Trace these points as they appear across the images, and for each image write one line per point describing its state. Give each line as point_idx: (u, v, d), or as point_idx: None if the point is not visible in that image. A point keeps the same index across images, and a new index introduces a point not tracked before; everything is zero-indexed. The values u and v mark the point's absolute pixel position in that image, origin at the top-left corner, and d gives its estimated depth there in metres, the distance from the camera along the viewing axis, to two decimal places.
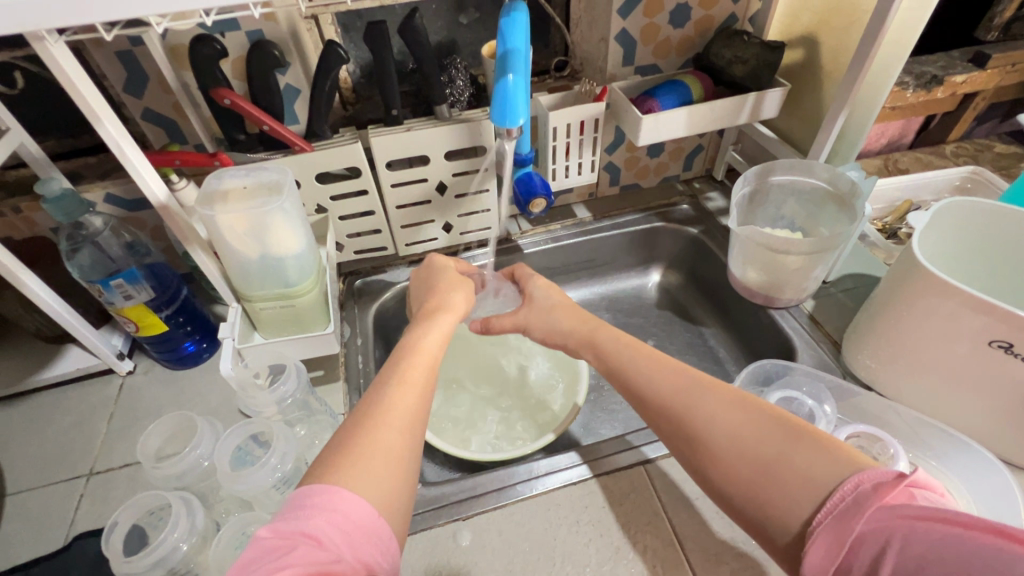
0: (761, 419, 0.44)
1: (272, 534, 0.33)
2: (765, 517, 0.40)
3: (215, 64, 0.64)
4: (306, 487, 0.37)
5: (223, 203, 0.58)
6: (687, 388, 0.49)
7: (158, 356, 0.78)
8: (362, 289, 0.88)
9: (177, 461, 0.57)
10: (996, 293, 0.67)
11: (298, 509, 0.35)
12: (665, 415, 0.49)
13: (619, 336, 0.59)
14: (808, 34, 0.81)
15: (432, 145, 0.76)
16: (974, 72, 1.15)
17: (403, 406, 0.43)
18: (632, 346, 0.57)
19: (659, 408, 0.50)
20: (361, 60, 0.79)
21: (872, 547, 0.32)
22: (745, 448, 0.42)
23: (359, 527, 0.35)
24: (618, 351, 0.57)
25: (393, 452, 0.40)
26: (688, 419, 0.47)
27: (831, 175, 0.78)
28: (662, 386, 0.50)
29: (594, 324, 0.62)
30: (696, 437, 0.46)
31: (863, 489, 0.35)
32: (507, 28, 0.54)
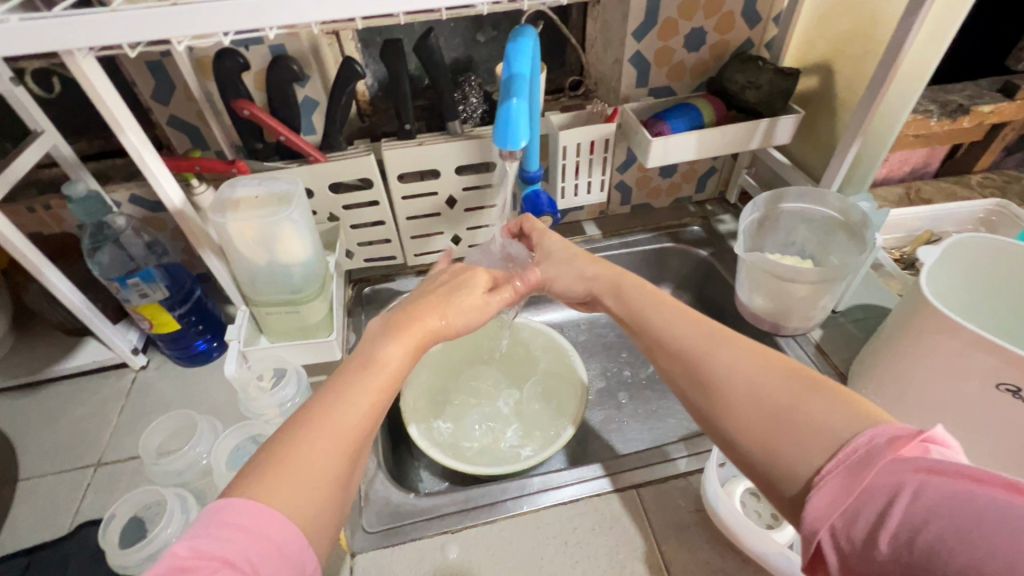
0: (781, 370, 0.43)
1: (190, 556, 0.33)
2: (774, 465, 0.39)
3: (237, 76, 0.67)
4: (222, 501, 0.36)
5: (234, 210, 0.60)
6: (705, 337, 0.49)
7: (170, 353, 0.80)
8: (370, 297, 0.90)
9: (177, 458, 0.59)
10: (1011, 335, 0.65)
11: (224, 528, 0.34)
12: (680, 361, 0.49)
13: (642, 292, 0.58)
14: (823, 62, 0.81)
15: (443, 160, 0.77)
16: (1002, 103, 1.13)
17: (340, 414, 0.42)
18: (655, 297, 0.56)
19: (676, 356, 0.49)
20: (378, 74, 0.82)
21: (880, 497, 0.31)
22: (761, 397, 0.42)
23: (280, 550, 0.35)
24: (640, 307, 0.57)
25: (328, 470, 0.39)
26: (705, 365, 0.46)
27: (843, 205, 0.77)
28: (680, 333, 0.50)
29: (622, 278, 0.61)
30: (711, 383, 0.45)
31: (877, 442, 0.34)
32: (513, 52, 0.56)
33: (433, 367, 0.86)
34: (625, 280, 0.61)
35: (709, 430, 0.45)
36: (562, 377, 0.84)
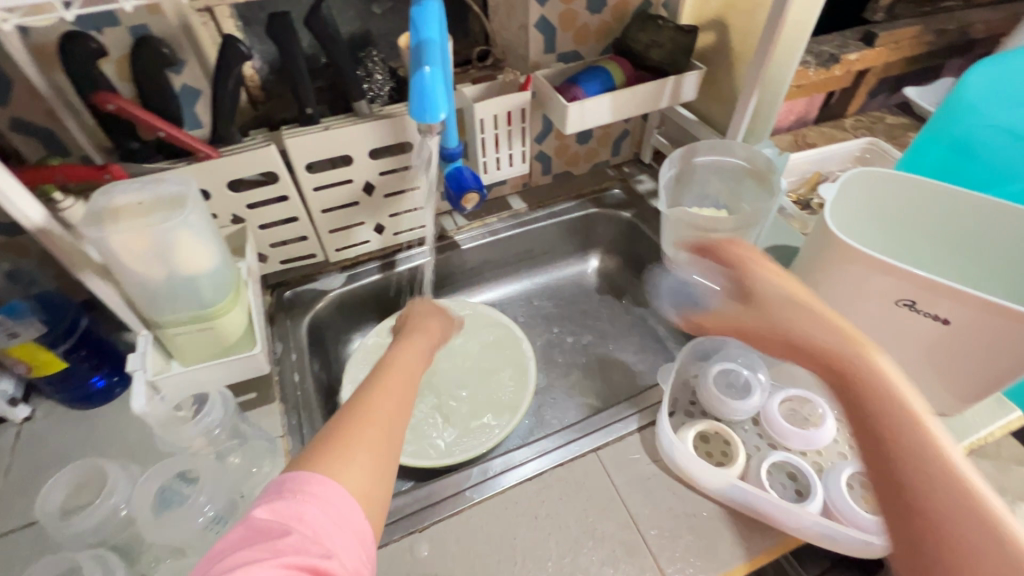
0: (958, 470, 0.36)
1: (267, 519, 0.35)
2: None
3: (93, 65, 0.58)
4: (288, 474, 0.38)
5: (114, 221, 0.52)
6: (883, 402, 0.39)
7: (60, 397, 0.69)
8: (293, 301, 0.83)
9: (86, 516, 0.50)
10: (908, 259, 0.72)
11: (298, 496, 0.36)
12: (880, 430, 0.39)
13: (788, 321, 0.46)
14: (718, 18, 0.84)
15: (354, 144, 0.72)
16: (865, 51, 1.25)
17: (380, 404, 0.45)
18: (818, 330, 0.44)
19: (871, 423, 0.39)
20: (267, 54, 0.72)
21: None
22: (951, 505, 0.35)
23: (340, 516, 0.37)
24: (814, 334, 0.44)
25: (373, 441, 0.42)
26: (920, 467, 0.36)
27: (749, 153, 0.82)
28: (878, 385, 0.40)
29: (801, 300, 0.48)
30: (910, 491, 0.36)
31: None
32: (418, 18, 0.52)
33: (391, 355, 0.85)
34: (786, 301, 0.48)
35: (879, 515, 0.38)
36: (497, 345, 0.87)
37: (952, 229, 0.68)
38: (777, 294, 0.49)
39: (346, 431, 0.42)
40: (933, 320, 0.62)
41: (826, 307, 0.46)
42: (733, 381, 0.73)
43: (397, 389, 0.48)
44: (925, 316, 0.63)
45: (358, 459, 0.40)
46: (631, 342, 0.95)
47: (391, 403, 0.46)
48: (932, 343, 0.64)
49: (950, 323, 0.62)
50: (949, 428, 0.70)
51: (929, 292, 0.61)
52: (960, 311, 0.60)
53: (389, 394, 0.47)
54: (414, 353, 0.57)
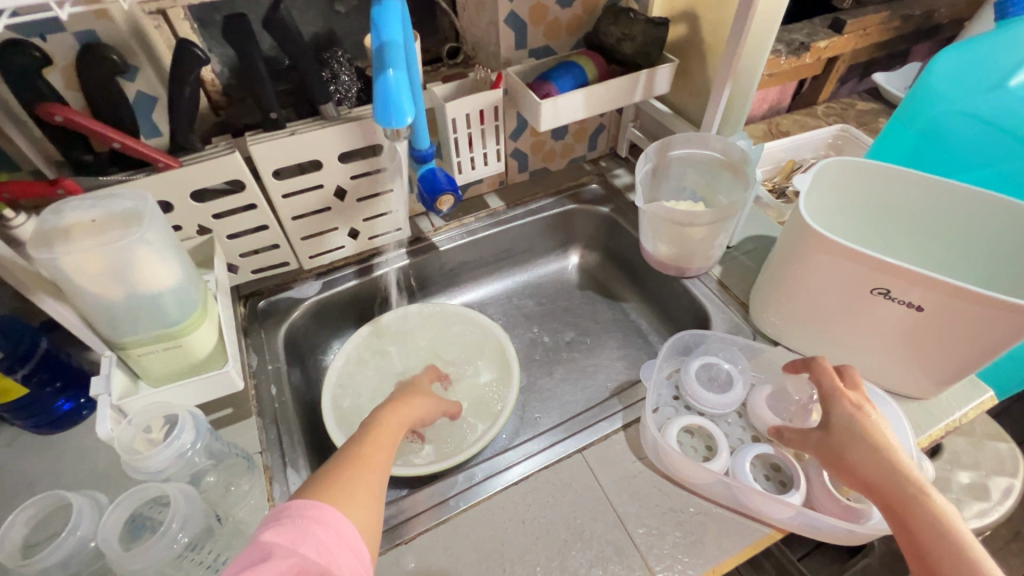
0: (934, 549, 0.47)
1: (270, 542, 0.42)
2: None
3: (38, 75, 0.55)
4: (287, 504, 0.46)
5: (65, 242, 0.50)
6: (901, 487, 0.50)
7: (23, 424, 0.66)
8: (267, 311, 0.81)
9: (51, 551, 0.48)
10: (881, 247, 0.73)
11: (297, 518, 0.44)
12: (893, 509, 0.50)
13: (850, 445, 0.54)
14: (688, 9, 0.83)
15: (322, 148, 0.70)
16: (835, 38, 1.26)
17: (376, 459, 0.53)
18: (873, 453, 0.52)
19: (891, 506, 0.50)
20: (226, 58, 0.70)
21: None
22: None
23: (328, 537, 0.44)
24: (865, 464, 0.52)
25: (368, 491, 0.49)
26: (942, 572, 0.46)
27: (724, 145, 0.82)
28: (890, 472, 0.51)
29: (871, 428, 0.54)
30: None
31: None
32: (380, 20, 0.51)
33: (371, 362, 0.84)
34: (861, 425, 0.55)
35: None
36: (477, 342, 0.86)
37: (928, 217, 0.68)
38: (839, 421, 0.56)
39: (351, 473, 0.50)
40: (906, 307, 0.63)
41: (886, 438, 0.53)
42: (715, 375, 0.74)
43: (391, 439, 0.57)
44: (901, 303, 0.63)
45: (346, 504, 0.47)
46: (613, 338, 0.94)
47: (381, 454, 0.54)
48: (908, 328, 0.65)
49: (923, 309, 0.62)
50: (926, 411, 0.71)
51: (902, 279, 0.61)
52: (930, 296, 0.61)
53: (381, 446, 0.55)
54: (401, 411, 0.62)
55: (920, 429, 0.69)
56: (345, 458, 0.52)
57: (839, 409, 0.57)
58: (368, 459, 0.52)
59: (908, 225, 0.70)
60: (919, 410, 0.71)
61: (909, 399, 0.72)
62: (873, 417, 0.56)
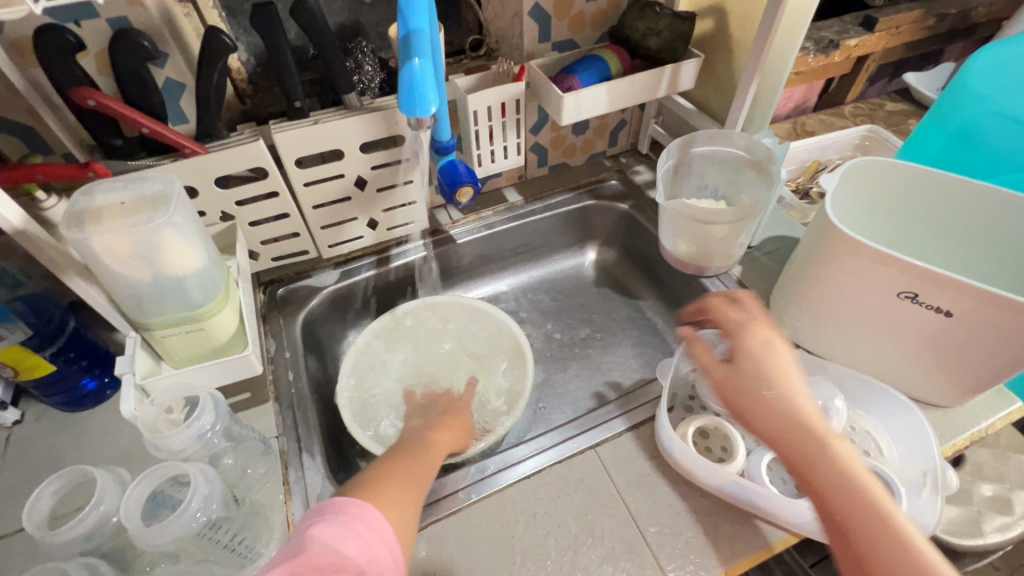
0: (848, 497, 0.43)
1: (313, 535, 0.42)
2: None
3: (72, 60, 0.56)
4: (331, 500, 0.46)
5: (95, 222, 0.51)
6: (800, 431, 0.46)
7: (50, 399, 0.68)
8: (286, 298, 0.82)
9: (75, 524, 0.49)
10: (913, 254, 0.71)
11: (342, 514, 0.45)
12: (789, 454, 0.46)
13: (755, 390, 0.49)
14: (716, 4, 0.82)
15: (344, 138, 0.70)
16: (866, 36, 1.23)
17: (420, 472, 0.55)
18: (779, 397, 0.48)
19: (790, 454, 0.46)
20: (253, 47, 0.71)
21: None
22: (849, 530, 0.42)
23: (371, 538, 0.44)
24: (776, 408, 0.48)
25: (407, 492, 0.50)
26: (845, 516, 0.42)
27: (748, 143, 0.80)
28: (783, 418, 0.47)
29: (781, 373, 0.50)
30: (857, 546, 0.41)
31: None
32: (406, 7, 0.51)
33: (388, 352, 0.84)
34: (767, 363, 0.51)
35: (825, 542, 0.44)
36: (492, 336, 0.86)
37: (968, 226, 0.66)
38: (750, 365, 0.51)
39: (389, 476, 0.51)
40: (935, 312, 0.62)
41: (786, 376, 0.50)
42: None
43: (435, 453, 0.59)
44: (929, 309, 0.62)
45: (389, 509, 0.47)
46: (628, 336, 0.94)
47: (422, 467, 0.56)
48: (936, 335, 0.63)
49: (952, 315, 0.61)
50: (950, 419, 0.69)
51: (931, 283, 0.60)
52: (961, 302, 0.59)
53: (427, 459, 0.57)
54: (431, 425, 0.65)
55: (943, 437, 0.67)
56: (383, 467, 0.53)
57: (748, 348, 0.52)
58: (411, 476, 0.53)
59: (947, 233, 0.68)
60: (943, 418, 0.69)
61: (933, 407, 0.70)
62: (782, 350, 0.52)
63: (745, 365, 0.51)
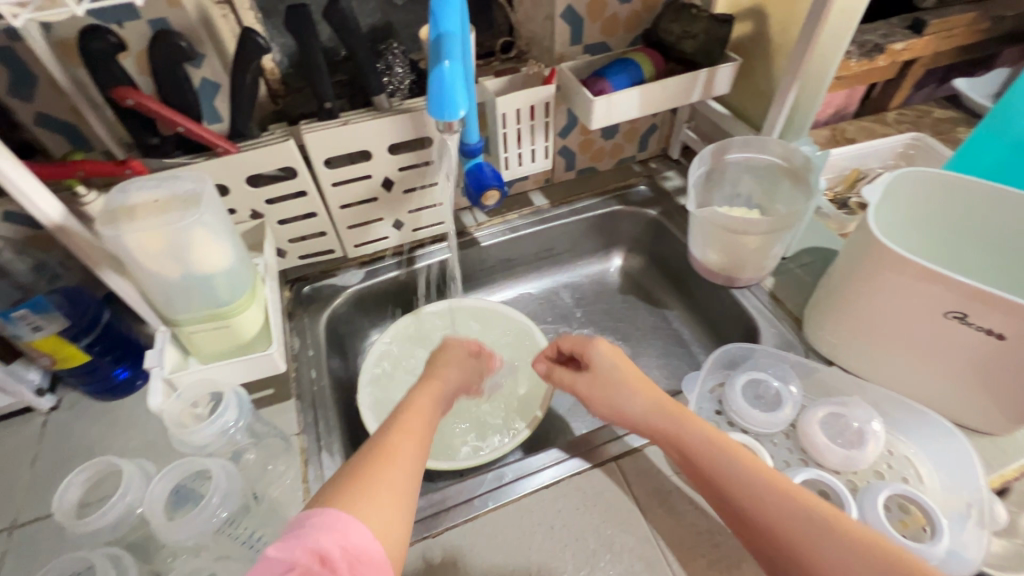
0: (733, 465, 0.48)
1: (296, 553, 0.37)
2: None
3: (113, 60, 0.57)
4: (309, 511, 0.41)
5: (130, 220, 0.52)
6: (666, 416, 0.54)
7: (84, 388, 0.70)
8: (311, 296, 0.82)
9: (102, 513, 0.50)
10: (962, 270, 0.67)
11: (323, 525, 0.39)
12: (665, 441, 0.54)
13: (617, 385, 0.58)
14: (756, 6, 0.79)
15: (373, 139, 0.70)
16: (913, 40, 1.17)
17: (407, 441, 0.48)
18: (637, 395, 0.57)
19: (668, 443, 0.53)
20: (286, 48, 0.73)
21: None
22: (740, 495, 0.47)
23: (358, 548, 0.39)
24: (671, 430, 0.53)
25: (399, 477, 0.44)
26: (760, 509, 0.45)
27: (785, 151, 0.78)
28: (647, 407, 0.56)
29: (627, 370, 0.59)
30: (755, 518, 0.45)
31: None
32: (438, 9, 0.50)
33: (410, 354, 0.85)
34: (618, 362, 0.60)
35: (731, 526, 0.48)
36: (515, 342, 0.85)
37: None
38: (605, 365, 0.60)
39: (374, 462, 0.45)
40: (984, 334, 0.58)
41: (629, 365, 0.60)
42: (762, 392, 0.70)
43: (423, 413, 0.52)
44: (978, 330, 0.58)
45: (370, 498, 0.42)
46: (653, 345, 0.92)
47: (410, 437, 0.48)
48: (987, 359, 0.59)
49: (1004, 337, 0.57)
50: (998, 448, 0.65)
51: (982, 303, 0.56)
52: (1015, 325, 0.55)
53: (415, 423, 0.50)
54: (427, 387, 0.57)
55: (989, 467, 0.63)
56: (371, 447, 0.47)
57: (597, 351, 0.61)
58: (401, 458, 0.46)
59: (1001, 248, 0.64)
60: (991, 447, 0.65)
61: (980, 434, 0.66)
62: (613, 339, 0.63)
63: (593, 375, 0.60)
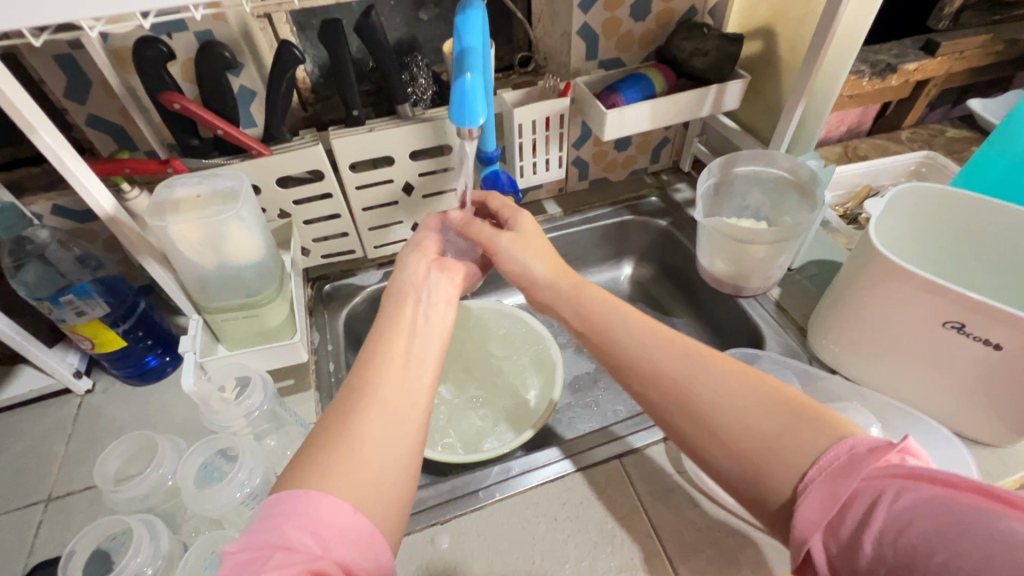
0: (662, 342, 0.49)
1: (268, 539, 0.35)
2: (745, 463, 0.41)
3: (162, 67, 0.62)
4: (277, 495, 0.39)
5: (174, 212, 0.56)
6: (581, 290, 0.57)
7: (118, 372, 0.74)
8: (332, 294, 0.86)
9: (138, 482, 0.54)
10: (965, 284, 0.69)
11: (289, 508, 0.37)
12: (585, 327, 0.54)
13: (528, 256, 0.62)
14: (765, 26, 0.82)
15: (397, 145, 0.74)
16: (926, 60, 1.19)
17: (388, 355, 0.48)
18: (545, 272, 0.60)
19: (590, 330, 0.54)
20: (319, 59, 0.77)
21: (864, 502, 0.34)
22: (658, 369, 0.47)
23: (329, 527, 0.37)
24: (603, 324, 0.53)
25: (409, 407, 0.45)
26: (684, 380, 0.46)
27: (792, 165, 0.80)
28: (560, 282, 0.58)
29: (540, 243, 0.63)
30: (682, 396, 0.45)
31: (858, 451, 0.36)
32: (461, 26, 0.54)
33: None
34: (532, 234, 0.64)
35: (657, 416, 0.47)
36: (524, 344, 0.88)
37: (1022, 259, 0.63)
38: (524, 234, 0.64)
39: (353, 394, 0.45)
40: (983, 345, 0.59)
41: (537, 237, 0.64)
42: None
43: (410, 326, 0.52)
44: (976, 340, 0.59)
45: (358, 426, 0.43)
46: None
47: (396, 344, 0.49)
48: (987, 370, 0.61)
49: (1002, 348, 0.58)
50: (1000, 460, 0.66)
51: (980, 314, 0.58)
52: (1013, 336, 0.56)
53: (406, 337, 0.50)
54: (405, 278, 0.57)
55: (990, 477, 0.64)
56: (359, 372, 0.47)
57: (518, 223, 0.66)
58: (374, 396, 0.45)
59: (1002, 264, 0.65)
60: (992, 458, 0.66)
61: (982, 445, 0.67)
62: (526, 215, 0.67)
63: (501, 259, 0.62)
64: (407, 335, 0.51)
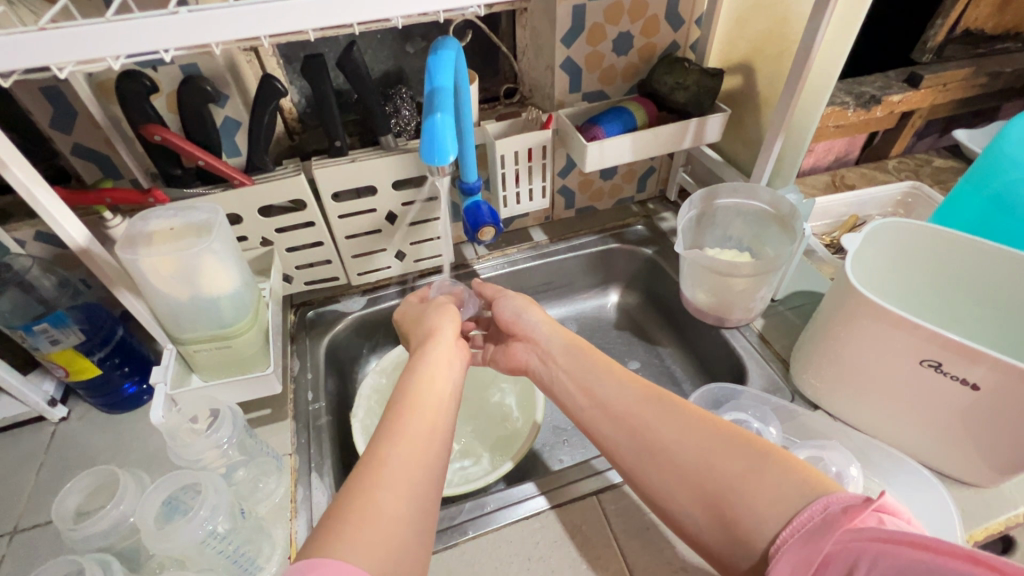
0: (633, 392, 0.53)
1: None
2: (716, 510, 0.42)
3: (146, 100, 0.63)
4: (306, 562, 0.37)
5: (146, 245, 0.57)
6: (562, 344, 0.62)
7: (93, 400, 0.74)
8: (315, 321, 0.86)
9: (95, 521, 0.53)
10: (946, 321, 0.68)
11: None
12: (567, 377, 0.59)
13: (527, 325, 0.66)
14: (744, 61, 0.84)
15: (381, 175, 0.75)
16: (909, 92, 1.21)
17: (415, 420, 0.48)
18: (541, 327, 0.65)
19: (570, 381, 0.58)
20: (304, 90, 0.78)
21: (840, 566, 0.33)
22: (628, 416, 0.51)
23: None
24: (586, 376, 0.57)
25: (421, 472, 0.45)
26: (651, 426, 0.49)
27: (772, 198, 0.80)
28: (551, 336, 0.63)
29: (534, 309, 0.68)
30: (651, 443, 0.48)
31: (832, 511, 0.36)
32: (434, 66, 0.55)
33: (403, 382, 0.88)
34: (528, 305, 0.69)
35: (629, 466, 0.49)
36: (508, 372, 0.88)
37: (1001, 294, 0.63)
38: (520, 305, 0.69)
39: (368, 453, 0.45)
40: (961, 384, 0.58)
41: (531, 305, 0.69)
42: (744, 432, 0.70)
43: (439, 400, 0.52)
44: (954, 379, 0.59)
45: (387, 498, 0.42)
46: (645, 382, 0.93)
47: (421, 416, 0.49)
48: (967, 410, 0.60)
49: (980, 388, 0.57)
50: (984, 501, 0.64)
51: (956, 353, 0.57)
52: (992, 376, 0.56)
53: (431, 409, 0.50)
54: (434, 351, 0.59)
55: (974, 519, 0.63)
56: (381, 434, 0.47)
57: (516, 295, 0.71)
58: (396, 464, 0.44)
59: (982, 300, 0.65)
60: (975, 499, 0.65)
61: (966, 485, 0.66)
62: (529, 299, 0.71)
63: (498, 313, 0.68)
64: (437, 411, 0.51)
